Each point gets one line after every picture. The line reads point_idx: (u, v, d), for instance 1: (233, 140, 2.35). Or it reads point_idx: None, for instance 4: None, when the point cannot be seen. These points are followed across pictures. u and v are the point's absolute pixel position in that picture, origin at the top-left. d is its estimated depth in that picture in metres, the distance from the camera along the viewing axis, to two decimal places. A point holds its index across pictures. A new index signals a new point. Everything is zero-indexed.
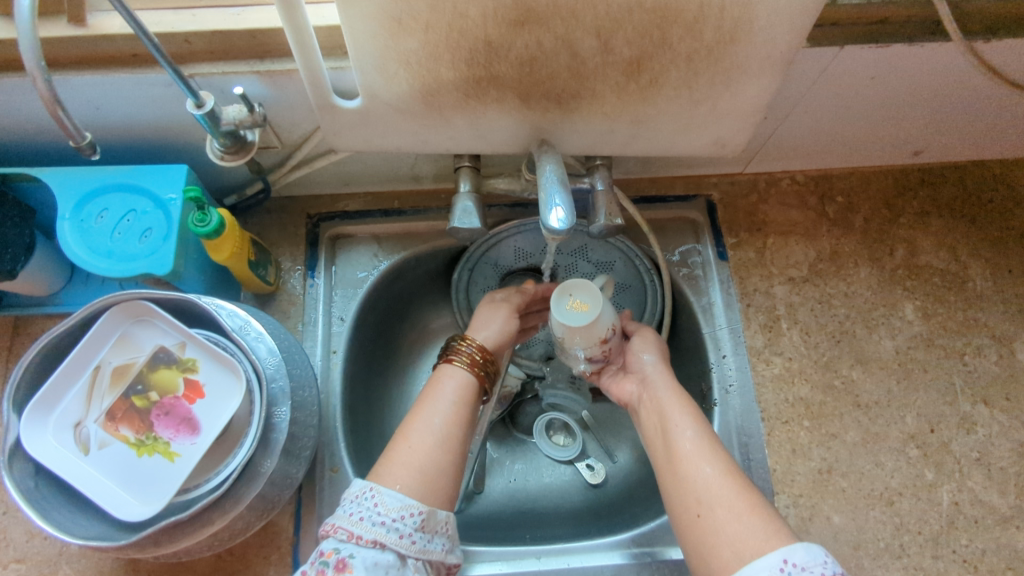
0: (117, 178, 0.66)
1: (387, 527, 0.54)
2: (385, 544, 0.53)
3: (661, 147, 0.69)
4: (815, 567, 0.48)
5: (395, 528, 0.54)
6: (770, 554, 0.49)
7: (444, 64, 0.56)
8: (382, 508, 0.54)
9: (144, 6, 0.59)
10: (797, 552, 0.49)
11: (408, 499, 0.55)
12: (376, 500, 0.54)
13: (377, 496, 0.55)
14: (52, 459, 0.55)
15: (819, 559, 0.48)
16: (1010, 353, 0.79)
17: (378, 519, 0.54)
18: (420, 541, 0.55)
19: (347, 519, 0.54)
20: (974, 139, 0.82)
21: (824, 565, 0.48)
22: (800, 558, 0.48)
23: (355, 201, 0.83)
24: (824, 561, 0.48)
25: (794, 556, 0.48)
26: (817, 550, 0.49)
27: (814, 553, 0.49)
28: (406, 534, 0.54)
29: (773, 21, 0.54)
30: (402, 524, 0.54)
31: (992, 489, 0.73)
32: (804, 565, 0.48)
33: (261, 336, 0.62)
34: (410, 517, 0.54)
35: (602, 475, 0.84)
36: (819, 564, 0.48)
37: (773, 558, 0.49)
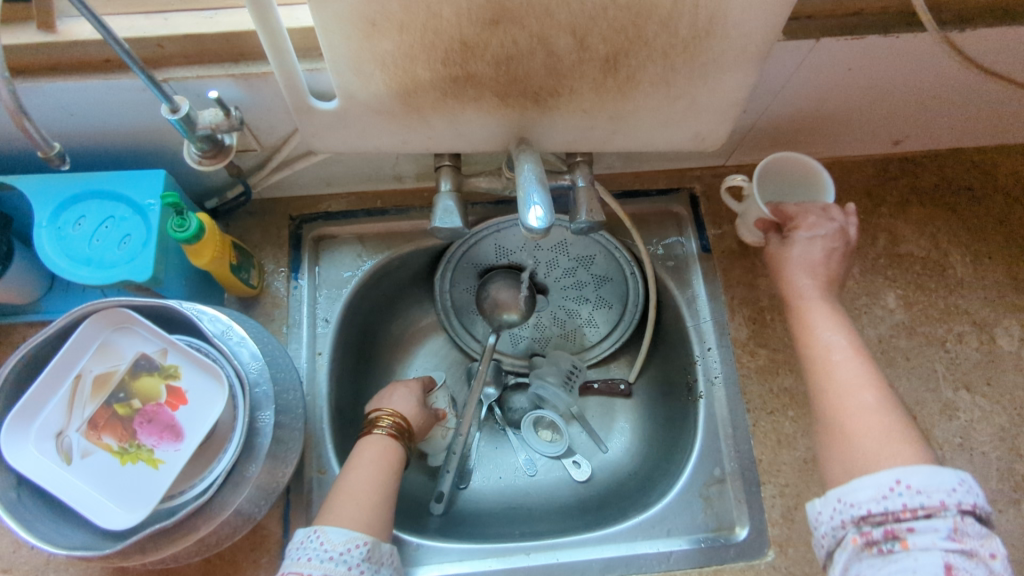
0: (94, 185, 0.65)
1: (335, 561, 0.54)
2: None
3: (641, 143, 0.69)
4: (931, 495, 0.52)
5: (343, 561, 0.54)
6: (882, 475, 0.54)
7: (420, 63, 0.56)
8: (328, 544, 0.55)
9: (114, 11, 0.59)
10: (913, 476, 0.53)
11: (352, 533, 0.56)
12: (321, 540, 0.55)
13: (322, 536, 0.55)
14: (32, 470, 0.55)
15: (941, 487, 0.52)
16: (991, 339, 0.80)
17: (325, 555, 0.54)
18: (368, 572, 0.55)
19: (295, 564, 0.54)
20: (952, 128, 0.82)
21: (947, 494, 0.52)
22: (914, 482, 0.53)
23: (338, 201, 0.83)
24: (950, 489, 0.52)
25: (907, 479, 0.53)
26: (943, 475, 0.53)
27: (940, 480, 0.52)
28: (355, 565, 0.54)
29: (748, 14, 0.53)
30: (349, 556, 0.55)
31: (974, 473, 0.74)
32: (918, 490, 0.52)
33: (243, 341, 0.62)
34: (356, 549, 0.55)
35: (587, 471, 0.84)
36: (939, 492, 0.52)
37: (884, 477, 0.54)
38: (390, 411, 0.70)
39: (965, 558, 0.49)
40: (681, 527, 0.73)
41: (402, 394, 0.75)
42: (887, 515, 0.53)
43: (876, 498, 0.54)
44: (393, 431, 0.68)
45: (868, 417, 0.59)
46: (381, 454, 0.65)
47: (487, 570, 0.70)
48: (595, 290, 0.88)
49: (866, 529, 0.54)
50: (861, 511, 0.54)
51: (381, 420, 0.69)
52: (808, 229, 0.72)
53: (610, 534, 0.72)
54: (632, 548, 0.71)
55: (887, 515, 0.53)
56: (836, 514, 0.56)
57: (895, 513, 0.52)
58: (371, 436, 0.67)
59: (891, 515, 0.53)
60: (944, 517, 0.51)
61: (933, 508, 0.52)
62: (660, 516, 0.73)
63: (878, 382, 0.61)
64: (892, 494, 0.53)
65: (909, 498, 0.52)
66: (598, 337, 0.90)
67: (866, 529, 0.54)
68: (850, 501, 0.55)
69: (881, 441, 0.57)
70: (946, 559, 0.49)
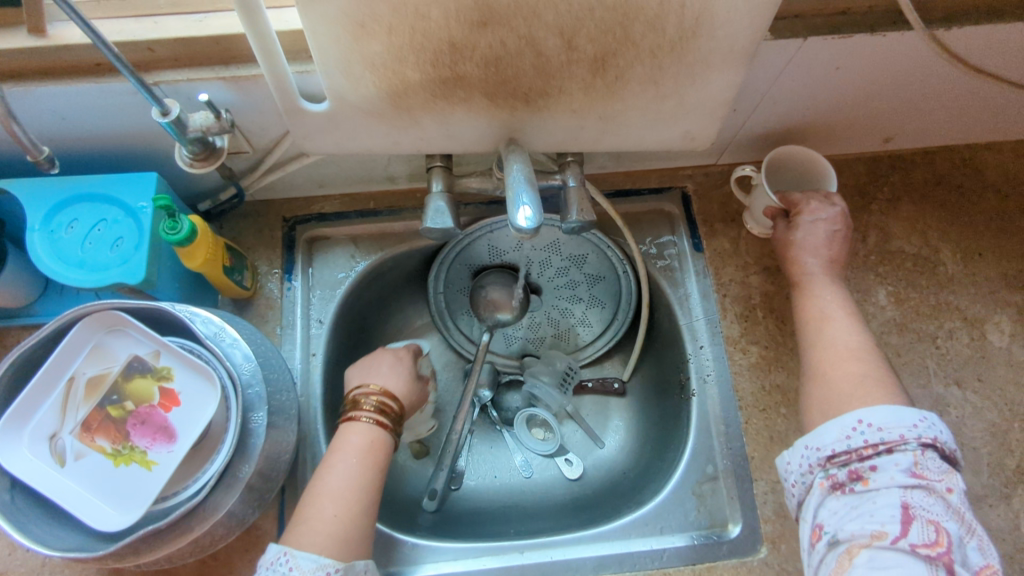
0: (86, 187, 0.65)
1: None
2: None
3: (631, 142, 0.69)
4: (892, 430, 0.55)
5: None
6: (846, 417, 0.58)
7: (409, 65, 0.56)
8: (297, 571, 0.53)
9: (104, 14, 0.59)
10: (874, 415, 0.56)
11: (323, 559, 0.54)
12: (290, 565, 0.53)
13: (291, 560, 0.53)
14: (26, 473, 0.55)
15: (900, 424, 0.55)
16: (981, 335, 0.80)
17: None
18: None
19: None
20: (941, 125, 0.83)
21: (905, 430, 0.55)
22: (875, 421, 0.56)
23: (331, 203, 0.83)
24: (908, 427, 0.55)
25: (869, 418, 0.56)
26: (903, 414, 0.56)
27: (899, 419, 0.56)
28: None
29: (734, 14, 0.54)
30: None
31: (966, 469, 0.74)
32: (879, 427, 0.56)
33: (236, 342, 0.62)
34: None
35: (579, 469, 0.85)
36: (897, 430, 0.55)
37: (847, 420, 0.57)
38: (378, 393, 0.66)
39: (920, 490, 0.53)
40: (674, 525, 0.73)
41: (393, 367, 0.70)
42: (850, 455, 0.56)
43: (839, 438, 0.57)
44: (377, 419, 0.64)
45: (851, 364, 0.63)
46: (364, 446, 0.62)
47: (481, 569, 0.70)
48: (589, 290, 0.88)
49: (831, 471, 0.57)
50: (826, 453, 0.57)
51: (365, 403, 0.65)
52: (811, 214, 0.73)
53: (604, 531, 0.73)
54: (626, 546, 0.72)
55: (851, 454, 0.56)
56: (804, 459, 0.59)
57: (857, 452, 0.56)
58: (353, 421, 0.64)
59: (854, 455, 0.56)
60: (902, 453, 0.55)
61: (892, 443, 0.55)
62: (653, 514, 0.74)
63: (868, 377, 0.62)
64: (855, 434, 0.56)
65: (869, 436, 0.56)
66: (593, 336, 0.90)
67: (831, 470, 0.57)
68: (817, 445, 0.58)
69: (858, 384, 0.60)
70: (904, 493, 0.53)
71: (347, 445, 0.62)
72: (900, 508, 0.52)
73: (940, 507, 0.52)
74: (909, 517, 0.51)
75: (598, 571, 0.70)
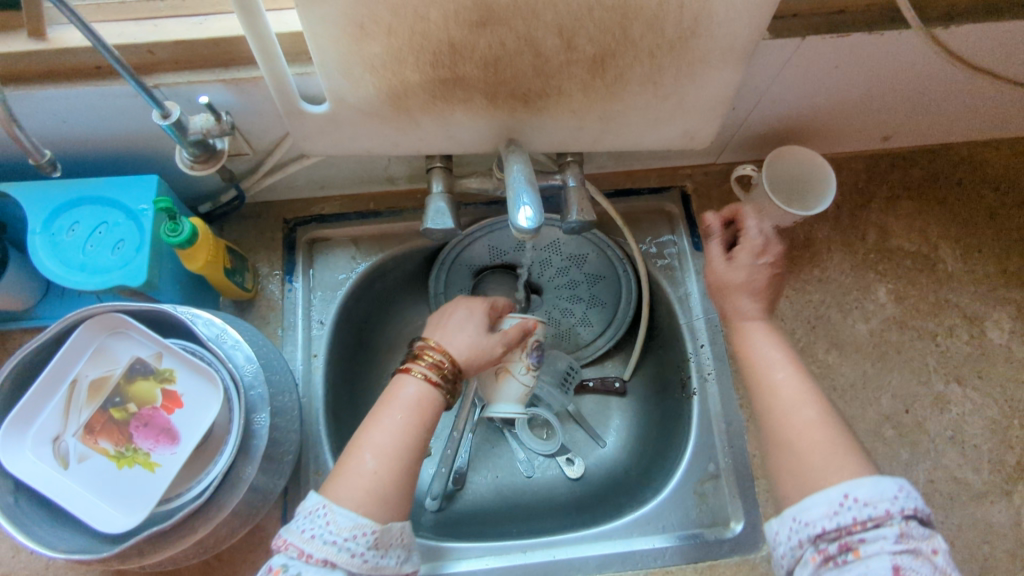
0: (86, 190, 0.65)
1: (338, 547, 0.50)
2: (335, 564, 0.50)
3: (631, 142, 0.69)
4: (879, 503, 0.47)
5: (346, 548, 0.51)
6: (830, 490, 0.48)
7: (409, 66, 0.56)
8: (334, 526, 0.51)
9: (104, 17, 0.59)
10: (861, 487, 0.48)
11: (361, 518, 0.52)
12: (329, 518, 0.51)
13: (329, 514, 0.51)
14: (29, 475, 0.55)
15: (885, 495, 0.47)
16: (981, 332, 0.80)
17: (329, 538, 0.50)
18: (373, 559, 0.52)
19: (297, 534, 0.50)
20: (939, 124, 0.83)
21: (890, 501, 0.47)
22: (862, 493, 0.47)
23: (330, 204, 0.83)
24: (892, 496, 0.47)
25: (855, 491, 0.47)
26: (887, 484, 0.47)
27: (883, 487, 0.47)
28: (359, 552, 0.51)
29: (732, 14, 0.54)
30: (354, 543, 0.51)
31: (966, 465, 0.75)
32: (866, 500, 0.47)
33: (238, 344, 0.62)
34: (363, 537, 0.51)
35: (581, 469, 0.85)
36: (883, 500, 0.47)
37: (831, 493, 0.48)
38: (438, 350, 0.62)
39: (914, 558, 0.44)
40: (676, 523, 0.73)
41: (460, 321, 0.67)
42: (838, 532, 0.47)
43: (827, 514, 0.48)
44: (431, 374, 0.60)
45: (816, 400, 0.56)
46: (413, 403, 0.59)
47: (484, 568, 0.71)
48: (589, 289, 0.88)
49: (821, 548, 0.47)
50: (815, 530, 0.48)
51: (425, 355, 0.62)
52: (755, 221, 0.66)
53: (607, 530, 0.73)
54: (628, 544, 0.72)
55: (840, 531, 0.47)
56: (792, 534, 0.49)
57: (846, 529, 0.47)
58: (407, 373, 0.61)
59: (843, 531, 0.47)
60: (892, 527, 0.46)
61: (879, 517, 0.46)
62: (654, 512, 0.74)
63: None
64: (842, 510, 0.47)
65: (858, 511, 0.47)
66: (593, 335, 0.90)
67: (821, 548, 0.47)
68: (799, 519, 0.49)
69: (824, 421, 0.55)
70: (895, 564, 0.44)
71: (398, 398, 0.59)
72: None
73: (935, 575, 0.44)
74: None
75: (600, 569, 0.71)
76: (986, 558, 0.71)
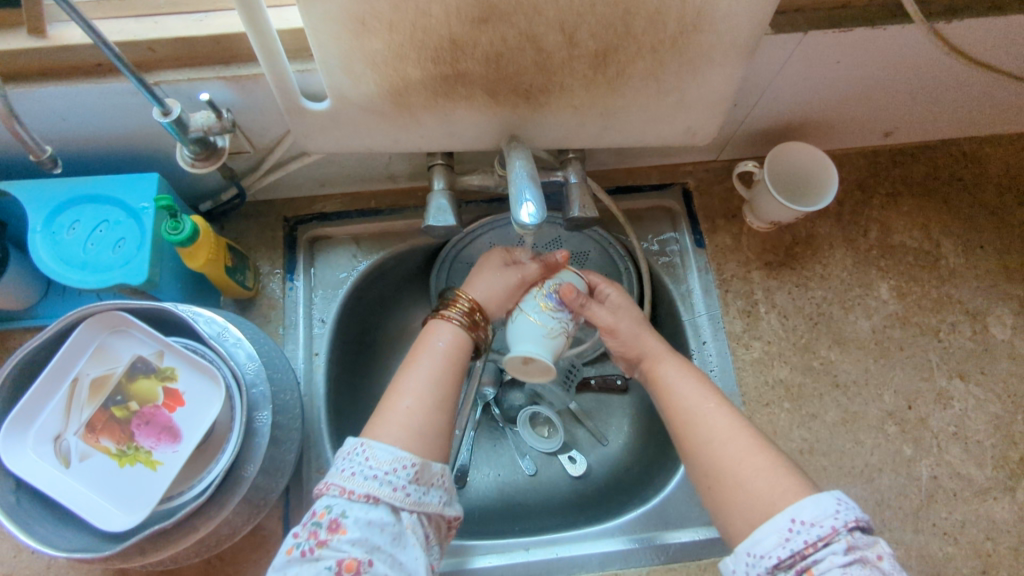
0: (87, 189, 0.65)
1: (379, 481, 0.54)
2: (378, 498, 0.54)
3: (633, 138, 0.69)
4: (824, 520, 0.49)
5: (388, 482, 0.55)
6: (777, 516, 0.51)
7: (410, 63, 0.56)
8: (374, 462, 0.55)
9: (104, 15, 0.59)
10: (804, 509, 0.50)
11: (400, 452, 0.56)
12: (367, 455, 0.55)
13: (368, 451, 0.56)
14: (31, 474, 0.55)
15: (829, 512, 0.49)
16: (984, 328, 0.80)
17: (370, 473, 0.55)
18: (415, 493, 0.55)
19: (339, 476, 0.55)
20: (941, 119, 0.83)
21: (834, 517, 0.49)
22: (807, 515, 0.50)
23: (331, 202, 0.83)
24: (835, 513, 0.49)
25: (800, 514, 0.50)
26: (828, 500, 0.50)
27: (825, 506, 0.50)
28: (400, 486, 0.55)
29: (734, 9, 0.54)
30: (395, 477, 0.55)
31: (969, 461, 0.74)
32: (812, 521, 0.49)
33: (239, 342, 0.62)
34: (404, 469, 0.55)
35: (582, 466, 0.85)
36: (827, 517, 0.49)
37: (780, 521, 0.50)
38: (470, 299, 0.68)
39: (863, 568, 0.47)
40: (679, 520, 0.73)
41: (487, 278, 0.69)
42: (793, 558, 0.49)
43: (778, 543, 0.50)
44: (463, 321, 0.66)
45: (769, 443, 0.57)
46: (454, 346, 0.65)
47: (487, 566, 0.70)
48: None
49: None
50: (772, 561, 0.49)
51: (457, 303, 0.68)
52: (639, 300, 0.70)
53: (609, 527, 0.73)
54: (631, 541, 0.72)
55: (793, 556, 0.49)
56: (750, 569, 0.50)
57: (800, 553, 0.49)
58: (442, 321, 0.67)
59: (797, 557, 0.49)
60: (840, 542, 0.48)
61: (827, 535, 0.49)
62: (655, 509, 0.74)
63: None
64: (792, 536, 0.49)
65: (807, 534, 0.49)
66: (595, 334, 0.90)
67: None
68: (754, 553, 0.51)
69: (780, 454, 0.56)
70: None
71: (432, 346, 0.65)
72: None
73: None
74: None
75: (603, 567, 0.70)
76: (989, 554, 0.70)
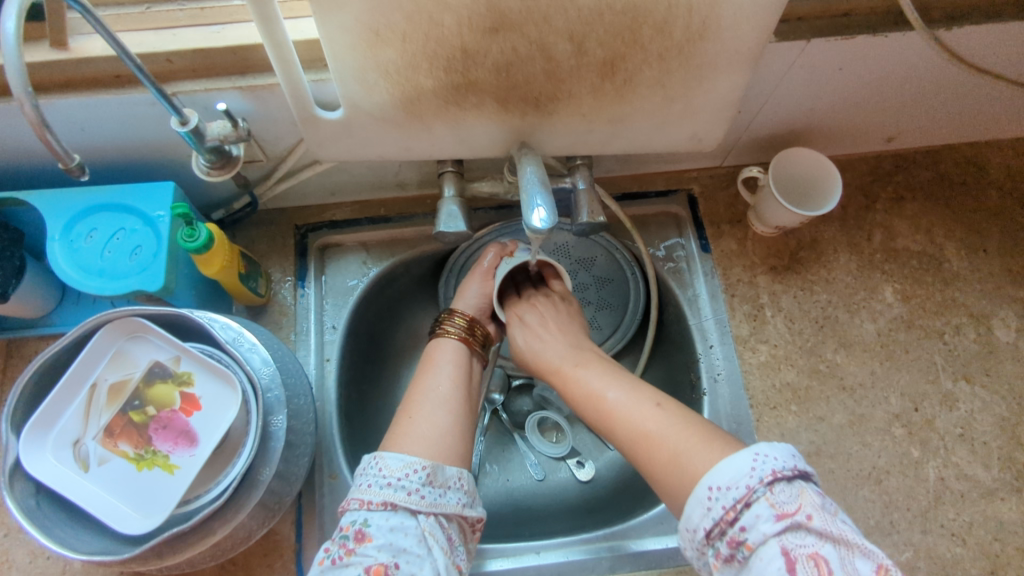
0: (105, 198, 0.66)
1: (394, 487, 0.56)
2: (395, 504, 0.55)
3: (639, 144, 0.70)
4: (739, 483, 0.49)
5: (402, 487, 0.56)
6: (697, 489, 0.51)
7: (422, 72, 0.57)
8: (386, 471, 0.57)
9: (124, 27, 0.60)
10: (720, 475, 0.50)
11: (410, 458, 0.58)
12: (380, 465, 0.58)
13: (381, 462, 0.58)
14: (52, 477, 0.56)
15: (742, 473, 0.49)
16: (988, 331, 0.81)
17: (384, 482, 0.56)
18: (430, 495, 0.57)
19: (358, 490, 0.57)
20: (944, 124, 0.84)
21: (749, 477, 0.49)
22: (722, 480, 0.50)
23: (343, 209, 0.84)
24: (749, 471, 0.49)
25: (715, 481, 0.50)
26: (743, 459, 0.50)
27: (739, 467, 0.50)
28: (414, 490, 0.56)
29: (739, 17, 0.55)
30: (408, 481, 0.56)
31: (976, 463, 0.75)
32: (727, 485, 0.49)
33: (254, 347, 0.63)
34: (415, 473, 0.57)
35: (591, 471, 0.85)
36: (742, 478, 0.49)
37: (700, 491, 0.51)
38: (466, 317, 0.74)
39: (796, 533, 0.47)
40: None
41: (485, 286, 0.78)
42: (719, 526, 0.49)
43: (703, 513, 0.50)
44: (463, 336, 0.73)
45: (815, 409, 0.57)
46: (454, 358, 0.70)
47: (497, 569, 0.71)
48: (598, 292, 0.89)
49: (716, 547, 0.50)
50: (701, 533, 0.50)
51: (454, 321, 0.74)
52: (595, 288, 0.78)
53: (618, 530, 0.73)
54: (640, 544, 0.72)
55: (719, 525, 0.49)
56: (688, 544, 0.52)
57: (723, 520, 0.49)
58: (442, 335, 0.73)
59: (723, 524, 0.49)
60: (760, 502, 0.48)
61: (744, 496, 0.48)
62: (666, 513, 0.74)
63: None
64: (713, 504, 0.50)
65: (725, 499, 0.49)
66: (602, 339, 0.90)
67: (715, 547, 0.50)
68: (687, 528, 0.51)
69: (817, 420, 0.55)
70: (782, 546, 0.46)
71: (436, 356, 0.70)
72: (784, 558, 0.46)
73: (821, 539, 0.46)
74: (795, 567, 0.45)
75: (613, 570, 0.71)
76: (997, 555, 0.71)
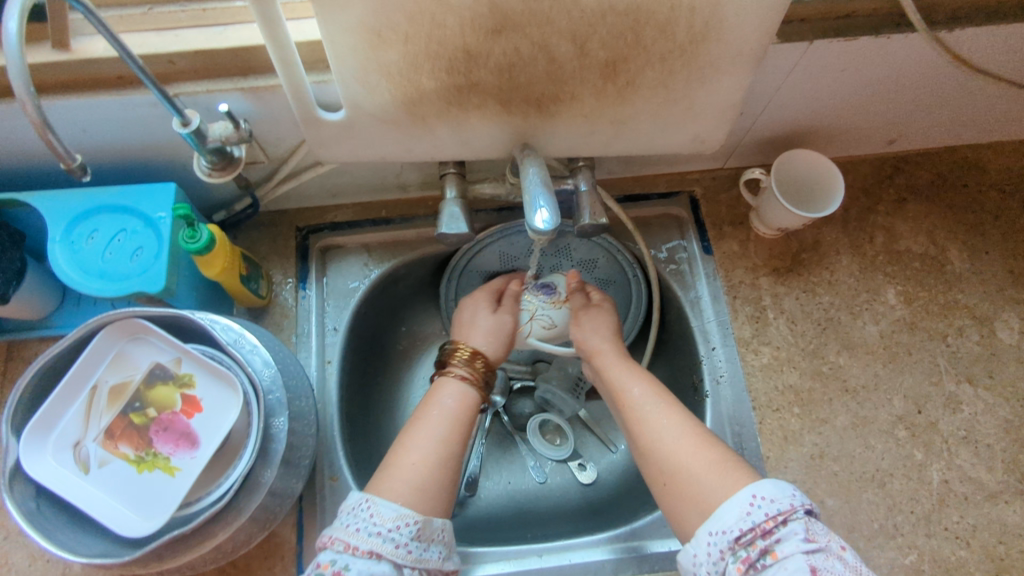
0: (106, 199, 0.66)
1: (384, 536, 0.53)
2: (381, 554, 0.53)
3: (641, 146, 0.70)
4: (783, 498, 0.50)
5: (391, 538, 0.54)
6: (740, 493, 0.52)
7: (424, 73, 0.57)
8: (378, 518, 0.54)
9: (126, 29, 0.60)
10: (766, 486, 0.51)
11: (404, 509, 0.55)
12: (372, 511, 0.54)
13: (372, 507, 0.55)
14: (52, 480, 0.56)
15: (786, 492, 0.51)
16: (991, 332, 0.80)
17: (374, 529, 0.54)
18: (416, 550, 0.55)
19: (342, 531, 0.53)
20: (945, 127, 0.84)
21: (791, 497, 0.51)
22: (767, 492, 0.51)
23: (344, 211, 0.84)
24: (792, 493, 0.51)
25: (761, 490, 0.51)
26: (786, 484, 0.52)
27: (783, 487, 0.51)
28: (402, 543, 0.54)
29: (742, 18, 0.55)
30: (398, 533, 0.54)
31: (980, 465, 0.74)
32: (772, 497, 0.50)
33: (255, 348, 0.63)
34: (406, 527, 0.55)
35: (593, 474, 0.85)
36: (787, 495, 0.51)
37: (743, 495, 0.52)
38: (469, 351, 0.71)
39: (826, 557, 0.47)
40: None
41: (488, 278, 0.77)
42: (754, 532, 0.49)
43: (741, 516, 0.50)
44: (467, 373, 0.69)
45: None
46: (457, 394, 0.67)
47: (500, 572, 0.70)
48: None
49: (740, 553, 0.49)
50: (732, 535, 0.50)
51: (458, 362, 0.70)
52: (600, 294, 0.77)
53: (622, 533, 0.73)
54: (643, 547, 0.72)
55: (755, 531, 0.49)
56: (711, 547, 0.51)
57: (761, 527, 0.49)
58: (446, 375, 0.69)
59: (758, 531, 0.49)
60: (798, 520, 0.49)
61: (786, 511, 0.50)
62: None
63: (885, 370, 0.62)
64: (752, 510, 0.50)
65: (767, 508, 0.50)
66: None
67: (741, 553, 0.49)
68: (719, 529, 0.51)
69: None
70: (811, 564, 0.47)
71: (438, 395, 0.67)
72: None
73: (847, 570, 0.47)
74: None
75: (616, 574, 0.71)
76: (1001, 559, 0.70)
